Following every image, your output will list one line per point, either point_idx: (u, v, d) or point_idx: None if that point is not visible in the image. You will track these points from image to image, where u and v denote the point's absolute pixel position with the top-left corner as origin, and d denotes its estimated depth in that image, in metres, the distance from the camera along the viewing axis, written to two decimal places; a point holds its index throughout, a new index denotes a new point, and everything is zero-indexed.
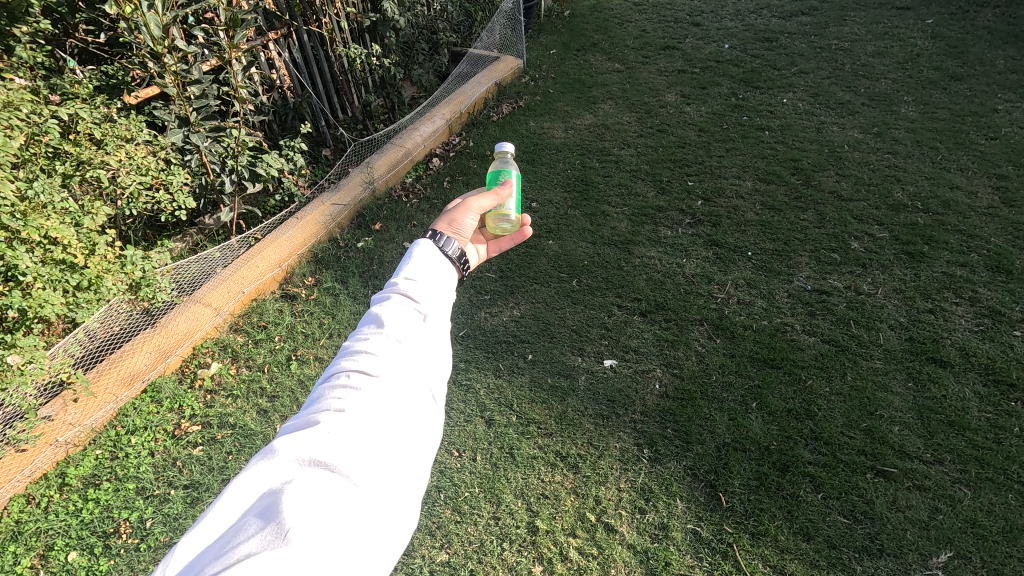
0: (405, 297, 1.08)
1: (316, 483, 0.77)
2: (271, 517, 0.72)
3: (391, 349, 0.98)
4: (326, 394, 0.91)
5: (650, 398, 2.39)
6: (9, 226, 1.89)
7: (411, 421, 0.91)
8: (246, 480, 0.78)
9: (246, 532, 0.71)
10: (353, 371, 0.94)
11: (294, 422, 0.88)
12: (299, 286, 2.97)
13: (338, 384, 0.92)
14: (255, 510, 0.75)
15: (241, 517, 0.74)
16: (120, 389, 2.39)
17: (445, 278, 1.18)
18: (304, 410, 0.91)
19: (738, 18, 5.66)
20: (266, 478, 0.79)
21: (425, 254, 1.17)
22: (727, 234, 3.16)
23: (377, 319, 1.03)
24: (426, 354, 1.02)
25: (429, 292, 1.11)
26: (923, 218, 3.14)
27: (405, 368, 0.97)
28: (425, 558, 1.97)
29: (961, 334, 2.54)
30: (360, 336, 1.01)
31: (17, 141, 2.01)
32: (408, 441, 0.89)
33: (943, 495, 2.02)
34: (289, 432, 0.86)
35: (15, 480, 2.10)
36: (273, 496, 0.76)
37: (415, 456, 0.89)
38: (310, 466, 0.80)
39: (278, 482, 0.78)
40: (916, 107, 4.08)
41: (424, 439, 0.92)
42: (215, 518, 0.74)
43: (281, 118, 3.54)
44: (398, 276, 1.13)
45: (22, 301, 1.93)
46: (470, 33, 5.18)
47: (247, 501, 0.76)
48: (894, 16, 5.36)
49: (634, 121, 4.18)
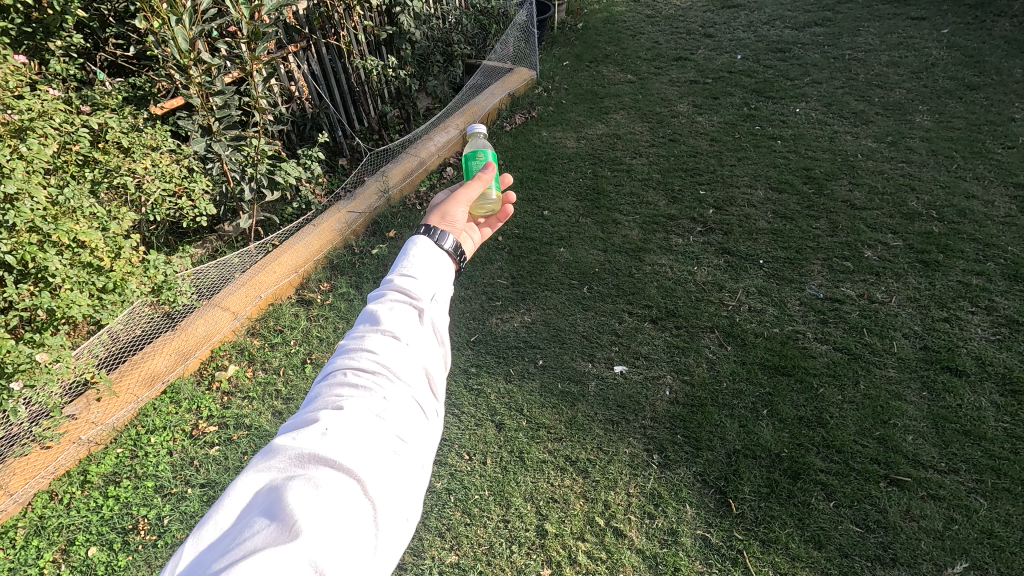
0: (402, 293, 1.11)
1: (319, 478, 0.80)
2: (275, 512, 0.75)
3: (391, 347, 1.00)
4: (325, 393, 0.94)
5: (660, 404, 2.40)
6: (41, 228, 1.97)
7: (412, 417, 0.94)
8: (248, 479, 0.80)
9: (252, 526, 0.74)
10: (351, 369, 0.97)
11: (294, 419, 0.91)
12: (315, 291, 3.03)
13: (337, 383, 0.95)
14: (259, 506, 0.77)
15: (244, 513, 0.77)
16: (141, 389, 2.45)
17: (443, 272, 1.20)
18: (304, 409, 0.94)
19: (751, 29, 5.69)
20: (268, 475, 0.81)
21: (423, 249, 1.19)
22: (739, 242, 3.17)
23: (375, 317, 1.05)
24: (426, 350, 1.05)
25: (427, 289, 1.14)
26: (939, 226, 3.12)
27: (405, 366, 1.00)
28: (435, 558, 1.99)
29: (977, 343, 2.51)
30: (358, 335, 1.03)
31: (50, 149, 2.10)
32: (409, 439, 0.91)
33: (959, 505, 1.99)
34: (288, 430, 0.88)
35: (40, 476, 2.17)
36: (276, 492, 0.78)
37: (417, 451, 0.91)
38: (311, 462, 0.82)
39: (280, 478, 0.81)
40: (931, 116, 4.05)
41: (425, 435, 0.95)
42: (219, 514, 0.77)
43: (299, 128, 3.64)
44: (395, 272, 1.15)
45: (51, 301, 1.99)
46: (485, 45, 5.27)
47: (249, 497, 0.79)
48: (909, 26, 5.35)
49: (646, 131, 4.22)
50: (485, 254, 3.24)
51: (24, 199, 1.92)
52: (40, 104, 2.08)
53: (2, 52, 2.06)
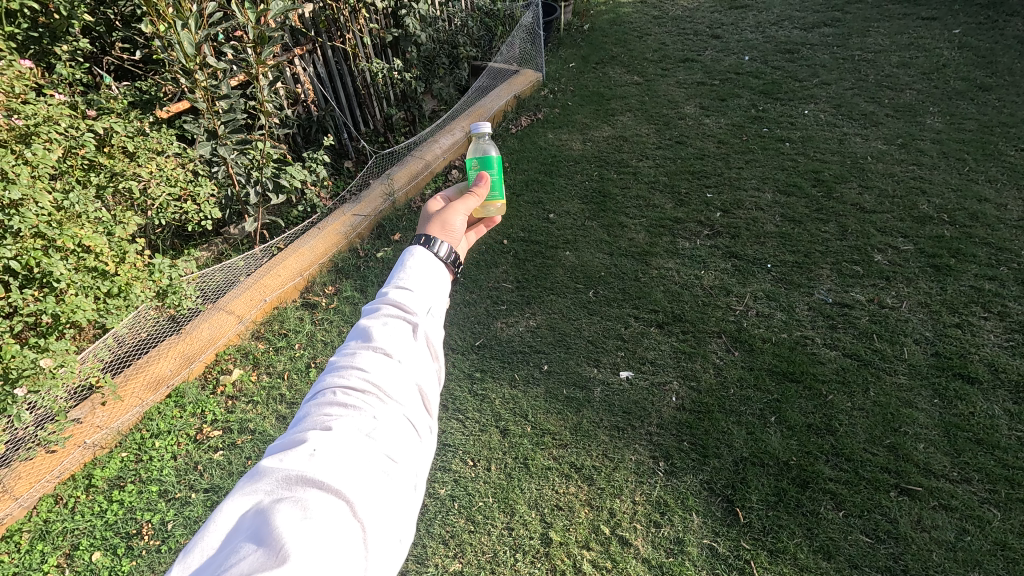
0: (397, 308, 1.10)
1: (308, 500, 0.77)
2: (263, 535, 0.73)
3: (383, 365, 0.99)
4: (315, 412, 0.92)
5: (667, 410, 2.37)
6: (46, 234, 1.97)
7: (404, 437, 0.93)
8: (233, 503, 0.78)
9: (239, 551, 0.71)
10: (341, 388, 0.95)
11: (282, 440, 0.89)
12: (319, 295, 3.02)
13: (327, 402, 0.93)
14: (244, 530, 0.74)
15: (230, 538, 0.74)
16: (146, 393, 2.45)
17: (440, 284, 1.20)
18: (292, 428, 0.92)
19: (759, 30, 5.65)
20: (254, 497, 0.79)
21: (420, 260, 1.19)
22: (747, 246, 3.14)
23: (367, 334, 1.04)
24: (419, 366, 1.04)
25: (422, 303, 1.13)
26: (950, 230, 3.07)
27: (397, 383, 0.98)
28: (438, 566, 1.98)
29: (989, 349, 2.47)
30: (349, 352, 1.01)
31: (56, 154, 2.11)
32: (401, 458, 0.90)
33: (971, 516, 1.96)
34: (276, 451, 0.86)
35: (45, 480, 2.17)
36: (263, 515, 0.76)
37: (409, 471, 0.90)
38: (299, 484, 0.79)
39: (267, 500, 0.78)
40: (943, 117, 4.00)
41: (417, 455, 0.94)
42: (204, 540, 0.74)
43: (305, 131, 3.63)
44: (390, 285, 1.14)
45: (56, 306, 1.99)
46: (490, 47, 5.26)
47: (235, 522, 0.76)
48: (920, 26, 5.29)
49: (652, 133, 4.19)
50: (490, 257, 3.23)
51: (29, 205, 1.93)
52: (45, 109, 2.08)
53: (8, 58, 2.07)
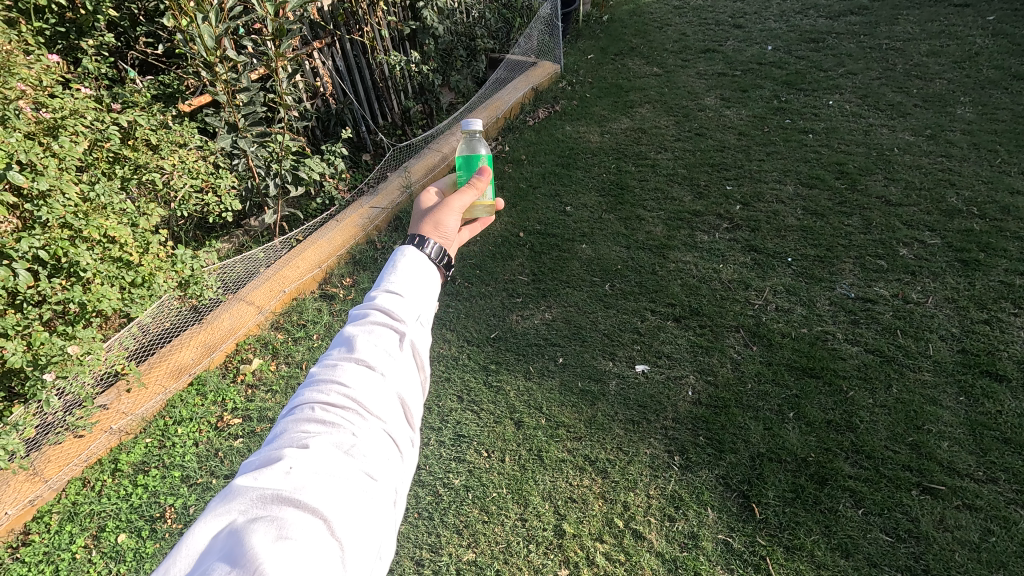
0: (385, 314, 1.09)
1: (284, 519, 0.78)
2: (237, 554, 0.73)
3: (365, 378, 1.00)
4: (292, 428, 0.92)
5: (683, 404, 2.35)
6: (72, 224, 2.04)
7: (384, 454, 0.93)
8: (205, 524, 0.77)
9: (212, 571, 0.71)
10: (321, 403, 0.96)
11: (257, 456, 0.89)
12: (338, 286, 3.05)
13: (305, 418, 0.94)
14: (218, 550, 0.74)
15: (203, 558, 0.74)
16: (169, 381, 2.52)
17: (430, 287, 1.20)
18: (268, 444, 0.92)
19: (783, 19, 5.53)
20: (227, 517, 0.79)
21: (411, 262, 1.19)
22: (766, 240, 3.09)
23: (351, 343, 1.04)
24: (402, 377, 1.04)
25: (411, 308, 1.13)
26: (980, 224, 2.98)
27: (379, 396, 0.99)
28: (452, 556, 1.99)
29: (1020, 346, 2.39)
30: (331, 364, 1.02)
31: (81, 147, 2.16)
32: (380, 474, 0.91)
33: (997, 517, 1.90)
34: (251, 468, 0.86)
35: (73, 463, 2.24)
36: (237, 534, 0.76)
37: (389, 487, 0.91)
38: (274, 503, 0.80)
39: (242, 519, 0.78)
40: (973, 108, 3.88)
41: (397, 471, 0.95)
42: (175, 563, 0.73)
43: (324, 124, 3.68)
44: (379, 289, 1.14)
45: (82, 295, 2.04)
46: (508, 39, 5.25)
47: (207, 542, 0.76)
48: (952, 13, 5.12)
49: (671, 125, 4.13)
50: (506, 249, 3.23)
51: (56, 196, 1.99)
52: (71, 103, 2.14)
53: (38, 54, 2.14)
